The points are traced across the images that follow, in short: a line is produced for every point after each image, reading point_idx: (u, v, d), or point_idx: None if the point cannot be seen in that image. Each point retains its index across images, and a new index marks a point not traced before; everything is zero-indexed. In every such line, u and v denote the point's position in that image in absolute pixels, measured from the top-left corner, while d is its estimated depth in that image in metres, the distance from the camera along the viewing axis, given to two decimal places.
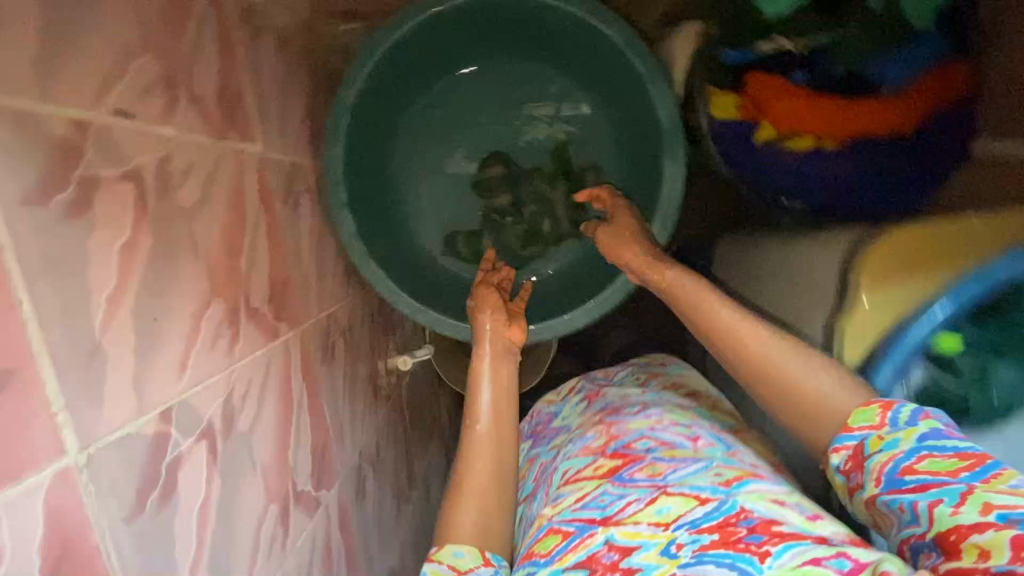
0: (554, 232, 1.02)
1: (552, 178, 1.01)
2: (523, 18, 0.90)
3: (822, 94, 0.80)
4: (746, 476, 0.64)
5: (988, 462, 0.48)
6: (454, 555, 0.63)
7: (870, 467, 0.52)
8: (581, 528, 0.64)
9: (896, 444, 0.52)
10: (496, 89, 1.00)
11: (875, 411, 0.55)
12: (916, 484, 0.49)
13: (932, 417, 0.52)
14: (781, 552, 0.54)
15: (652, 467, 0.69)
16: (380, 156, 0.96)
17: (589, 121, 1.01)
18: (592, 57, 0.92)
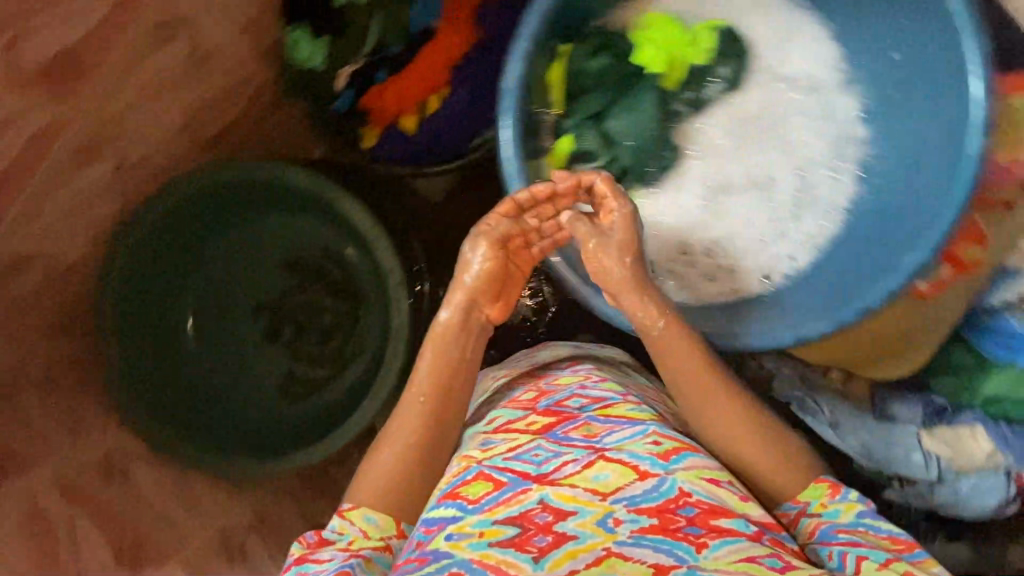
0: (339, 318, 1.10)
1: (306, 283, 1.11)
2: (185, 210, 1.03)
3: (407, 68, 1.06)
4: (683, 449, 0.65)
5: (914, 549, 0.59)
6: (364, 519, 0.67)
7: (806, 526, 0.64)
8: (514, 483, 0.62)
9: (835, 515, 0.63)
10: (219, 264, 1.10)
11: (823, 488, 0.65)
12: (846, 540, 0.60)
13: (853, 494, 0.64)
14: (717, 545, 0.57)
15: (586, 427, 0.68)
16: (178, 387, 1.06)
17: (296, 224, 1.11)
18: (251, 189, 1.05)
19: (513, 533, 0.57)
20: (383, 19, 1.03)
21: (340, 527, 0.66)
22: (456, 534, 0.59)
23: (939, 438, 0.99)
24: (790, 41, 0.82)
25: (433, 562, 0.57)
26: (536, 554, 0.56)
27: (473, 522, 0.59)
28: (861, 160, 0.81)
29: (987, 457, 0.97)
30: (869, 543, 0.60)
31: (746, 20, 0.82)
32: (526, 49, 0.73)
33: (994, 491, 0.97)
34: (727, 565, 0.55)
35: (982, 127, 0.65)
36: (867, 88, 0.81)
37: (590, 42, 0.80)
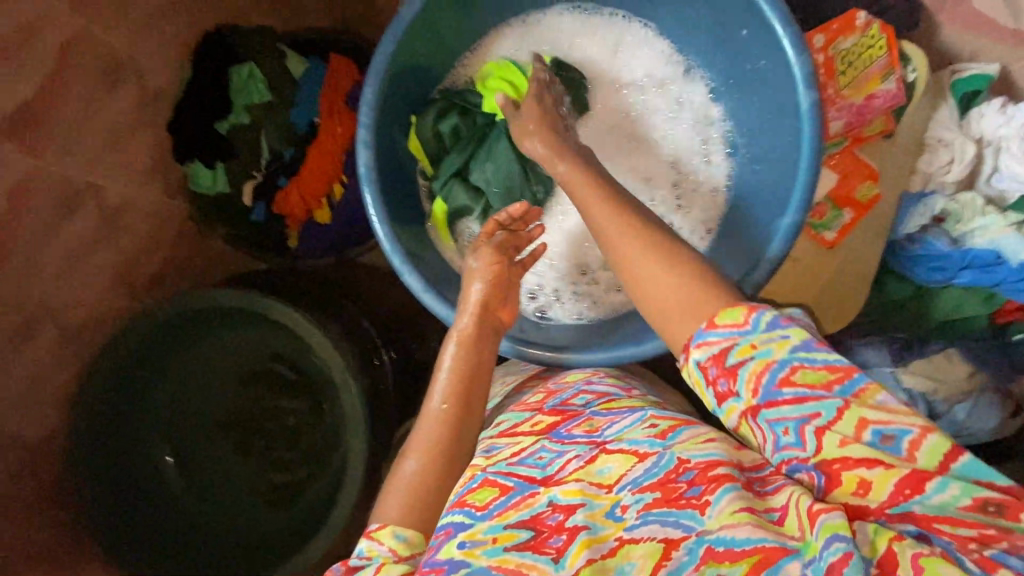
0: (301, 418, 1.14)
1: (264, 391, 1.14)
2: (136, 357, 1.06)
3: (304, 164, 1.11)
4: (679, 425, 0.63)
5: (854, 375, 0.51)
6: (395, 536, 0.60)
7: (747, 381, 0.54)
8: (521, 487, 0.61)
9: (769, 354, 0.53)
10: (178, 399, 1.13)
11: (740, 310, 0.54)
12: (795, 400, 0.52)
13: (795, 327, 0.54)
14: (720, 497, 0.53)
15: (589, 422, 0.68)
16: (169, 518, 1.12)
17: (242, 340, 1.14)
18: (192, 320, 1.07)
19: (527, 536, 0.56)
20: (271, 126, 1.09)
21: (369, 550, 0.60)
22: (468, 542, 0.56)
23: (918, 371, 0.92)
24: (624, 55, 0.89)
25: (449, 573, 0.54)
26: (555, 555, 0.54)
27: (483, 530, 0.57)
28: (723, 137, 0.86)
29: (968, 379, 0.92)
30: (818, 393, 0.52)
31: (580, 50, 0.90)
32: (367, 140, 0.76)
33: (989, 411, 0.93)
34: (730, 517, 0.51)
35: (806, 82, 0.69)
36: (706, 72, 0.87)
37: (437, 105, 0.88)
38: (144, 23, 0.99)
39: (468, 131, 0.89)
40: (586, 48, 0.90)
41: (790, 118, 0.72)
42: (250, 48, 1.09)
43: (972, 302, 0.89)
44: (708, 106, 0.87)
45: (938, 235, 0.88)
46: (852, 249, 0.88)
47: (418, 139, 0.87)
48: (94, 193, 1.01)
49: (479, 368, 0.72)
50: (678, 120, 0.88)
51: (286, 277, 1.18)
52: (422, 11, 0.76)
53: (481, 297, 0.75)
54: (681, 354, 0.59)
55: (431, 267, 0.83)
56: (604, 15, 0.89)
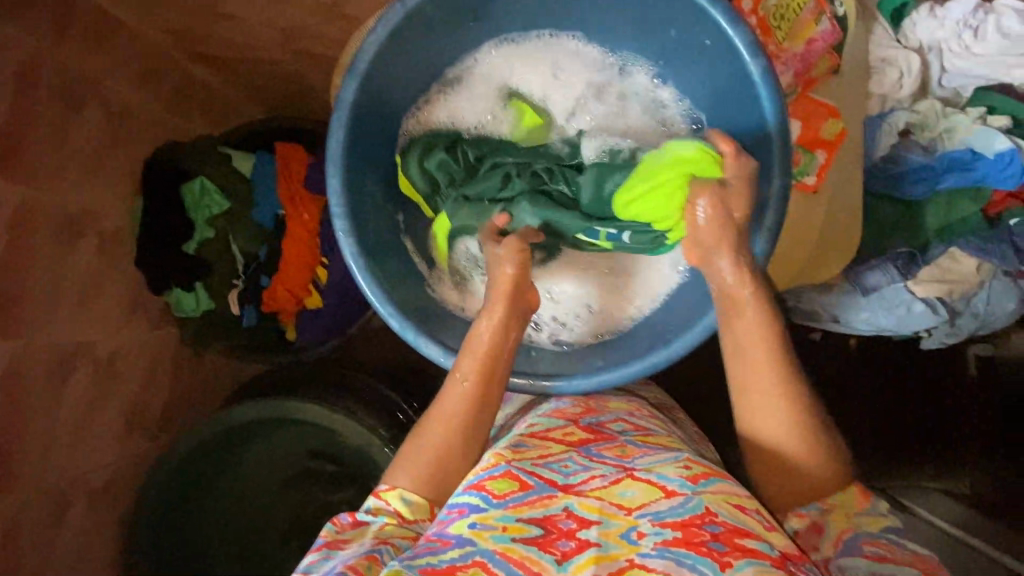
0: (352, 508, 1.12)
1: (313, 485, 1.13)
2: (177, 486, 1.03)
3: (281, 258, 1.10)
4: (713, 474, 0.63)
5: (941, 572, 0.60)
6: (401, 499, 0.67)
7: (830, 536, 0.64)
8: (541, 487, 0.62)
9: (860, 525, 0.64)
10: (228, 513, 1.11)
11: (849, 490, 0.67)
12: (875, 558, 0.61)
13: (887, 512, 0.65)
14: (743, 564, 0.53)
15: (622, 448, 0.70)
16: None
17: (275, 447, 1.10)
18: (225, 441, 1.04)
19: (536, 533, 0.58)
20: (238, 231, 1.08)
21: (376, 508, 0.67)
22: (478, 522, 0.58)
23: (926, 279, 0.93)
24: (567, 66, 0.89)
25: (455, 545, 0.57)
26: (560, 557, 0.56)
27: (496, 516, 0.59)
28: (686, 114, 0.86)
29: (978, 271, 0.93)
30: (897, 561, 0.60)
31: (524, 71, 0.89)
32: (344, 228, 0.75)
33: (1006, 293, 0.95)
34: None
35: (752, 50, 0.70)
36: (645, 61, 0.87)
37: (421, 144, 0.87)
38: (86, 170, 0.97)
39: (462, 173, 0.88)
40: (528, 68, 0.89)
41: (745, 88, 0.73)
42: (196, 162, 1.08)
43: (962, 203, 0.92)
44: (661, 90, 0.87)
45: (910, 148, 0.90)
46: (835, 186, 0.89)
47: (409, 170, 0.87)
48: (85, 352, 0.98)
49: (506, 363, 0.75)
50: (639, 110, 0.88)
51: (284, 370, 1.17)
52: (362, 89, 0.76)
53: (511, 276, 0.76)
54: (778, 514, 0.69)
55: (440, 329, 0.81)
56: (534, 34, 0.88)
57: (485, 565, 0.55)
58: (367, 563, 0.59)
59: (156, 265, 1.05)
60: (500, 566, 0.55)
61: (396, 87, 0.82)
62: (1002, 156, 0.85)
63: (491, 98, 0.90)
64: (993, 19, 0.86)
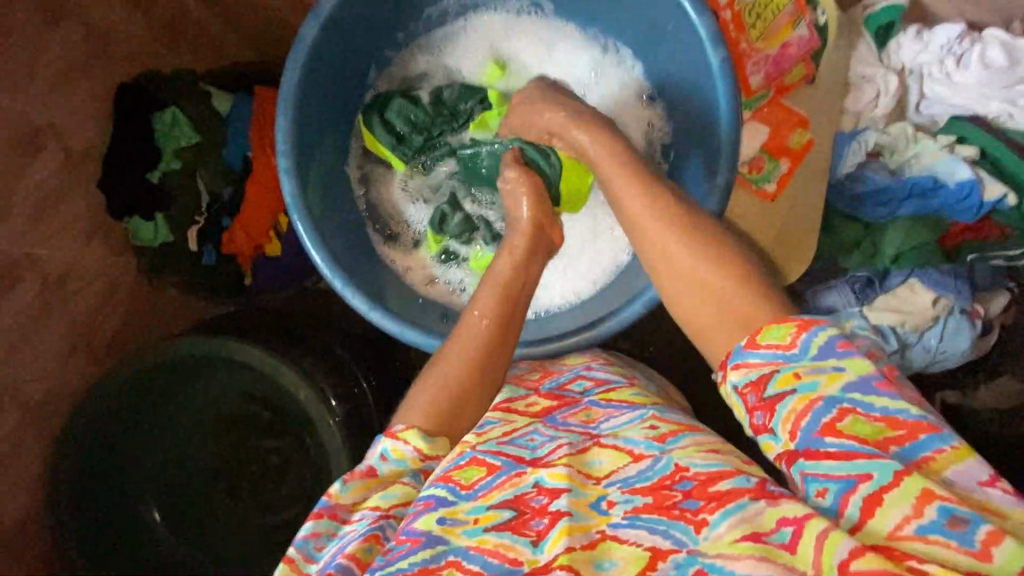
0: (286, 459, 1.12)
1: (247, 436, 1.13)
2: (115, 412, 1.04)
3: (244, 201, 1.10)
4: (680, 431, 0.63)
5: (920, 438, 0.46)
6: (416, 439, 0.62)
7: (784, 420, 0.51)
8: (509, 467, 0.61)
9: (815, 389, 0.50)
10: (163, 451, 1.11)
11: (788, 328, 0.52)
12: (840, 454, 0.47)
13: (852, 361, 0.49)
14: (718, 520, 0.50)
15: (587, 412, 0.71)
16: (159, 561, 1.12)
17: (216, 389, 1.10)
18: (170, 376, 1.05)
19: (508, 517, 0.56)
20: (205, 167, 1.08)
21: (394, 451, 0.62)
22: (448, 519, 0.55)
23: (881, 307, 0.93)
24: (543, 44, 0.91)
25: (425, 545, 0.53)
26: (535, 538, 0.54)
27: (466, 509, 0.57)
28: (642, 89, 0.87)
29: (933, 305, 0.92)
30: (865, 448, 0.47)
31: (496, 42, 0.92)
32: (288, 168, 0.76)
33: (961, 333, 0.94)
34: (730, 547, 0.48)
35: (712, 42, 0.70)
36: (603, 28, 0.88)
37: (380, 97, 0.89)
38: (58, 85, 0.98)
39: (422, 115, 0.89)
40: (501, 41, 0.91)
41: (706, 79, 0.73)
42: (172, 93, 1.07)
43: (921, 232, 0.88)
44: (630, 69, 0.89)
45: (876, 169, 0.89)
46: (795, 198, 0.88)
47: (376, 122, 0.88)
48: (33, 262, 0.98)
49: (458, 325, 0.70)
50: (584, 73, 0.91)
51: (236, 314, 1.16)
52: (323, 31, 0.75)
53: (475, 263, 0.76)
54: (720, 371, 0.57)
55: (371, 286, 0.82)
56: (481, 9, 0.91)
57: (461, 563, 0.52)
58: (366, 548, 0.54)
59: (117, 190, 1.05)
60: (476, 561, 0.52)
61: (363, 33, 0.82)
62: (963, 186, 0.85)
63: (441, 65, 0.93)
64: (979, 48, 0.84)
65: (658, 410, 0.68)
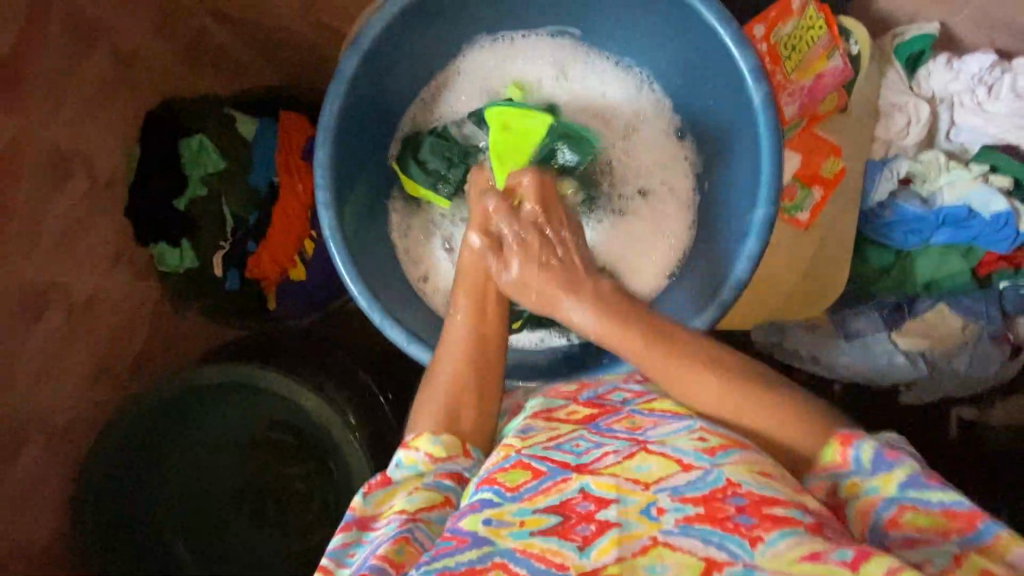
0: (310, 483, 1.11)
1: (271, 460, 1.12)
2: (140, 440, 1.03)
3: (271, 225, 1.10)
4: (731, 446, 0.55)
5: (977, 526, 0.49)
6: (432, 442, 0.62)
7: (851, 521, 0.54)
8: (555, 472, 0.56)
9: (875, 491, 0.53)
10: (190, 474, 1.10)
11: (836, 445, 0.57)
12: (906, 545, 0.50)
13: (901, 463, 0.54)
14: (776, 538, 0.48)
15: (631, 419, 0.62)
16: None
17: (240, 412, 1.09)
18: (193, 401, 1.04)
19: (555, 521, 0.52)
20: (231, 191, 1.08)
21: (408, 459, 0.62)
22: (494, 520, 0.53)
23: (909, 332, 0.94)
24: (572, 75, 0.88)
25: (472, 544, 0.51)
26: (581, 544, 0.50)
27: (512, 511, 0.53)
28: (674, 125, 0.87)
29: (962, 331, 0.92)
30: (928, 537, 0.50)
31: (523, 73, 0.88)
32: (326, 199, 0.76)
33: (991, 361, 0.93)
34: (789, 564, 0.46)
35: (754, 76, 0.71)
36: (633, 60, 0.87)
37: (411, 142, 0.87)
38: (87, 112, 0.97)
39: (457, 148, 0.87)
40: (528, 71, 0.88)
41: (746, 113, 0.74)
42: (199, 118, 1.08)
43: (952, 259, 0.91)
44: (661, 102, 0.88)
45: (909, 198, 0.89)
46: (828, 226, 0.88)
47: (410, 164, 0.86)
48: (61, 290, 0.97)
49: (495, 364, 0.70)
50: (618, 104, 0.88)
51: (259, 337, 1.16)
52: (363, 63, 0.76)
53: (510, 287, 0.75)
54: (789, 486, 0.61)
55: (408, 316, 0.81)
56: (506, 39, 0.87)
57: (507, 566, 0.50)
58: (397, 548, 0.53)
59: (144, 215, 1.05)
60: (523, 565, 0.50)
61: (405, 67, 0.82)
62: (997, 218, 0.85)
63: (465, 98, 0.89)
64: (1010, 78, 0.86)
65: (706, 422, 0.59)
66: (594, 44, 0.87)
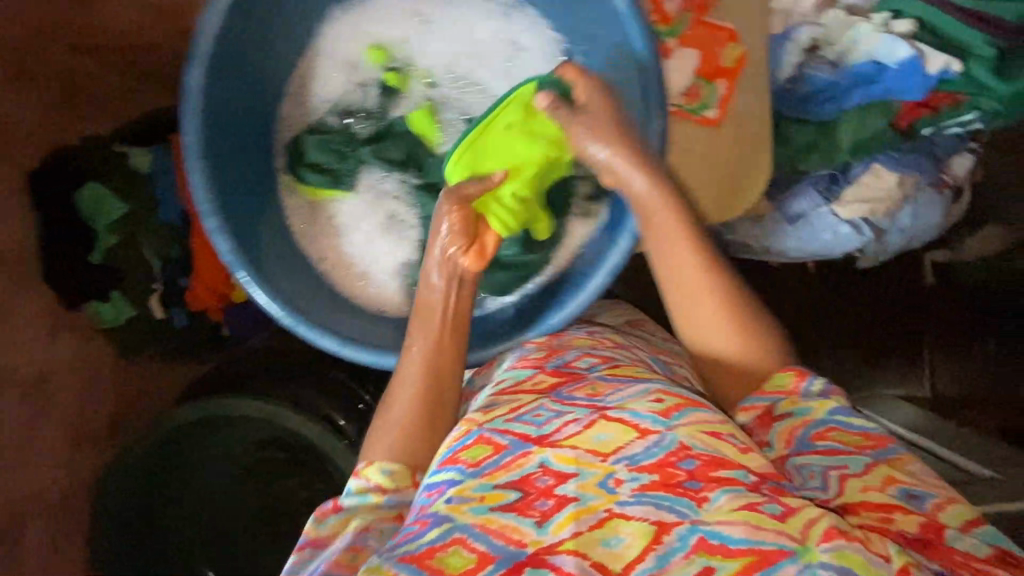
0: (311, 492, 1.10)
1: (267, 481, 1.11)
2: (135, 489, 1.05)
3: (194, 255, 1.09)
4: (686, 406, 0.59)
5: (888, 444, 0.59)
6: (380, 472, 0.64)
7: (779, 431, 0.62)
8: (515, 445, 0.58)
9: (808, 412, 0.62)
10: (192, 512, 1.11)
11: (790, 376, 0.65)
12: (825, 451, 0.59)
13: (835, 396, 0.63)
14: (718, 495, 0.50)
15: (593, 387, 0.66)
16: None
17: (222, 446, 1.08)
18: (174, 445, 1.05)
19: (514, 497, 0.54)
20: (143, 232, 1.05)
21: (357, 488, 0.63)
22: (455, 497, 0.54)
23: (849, 200, 0.93)
24: (436, 23, 0.83)
25: (433, 525, 0.53)
26: (539, 519, 0.52)
27: (473, 486, 0.55)
28: (557, 47, 0.83)
29: (900, 186, 0.92)
30: (847, 449, 0.59)
31: (382, 34, 0.83)
32: (219, 230, 0.70)
33: (931, 206, 0.97)
34: (727, 514, 0.49)
35: None
36: None
37: (294, 144, 0.83)
38: None
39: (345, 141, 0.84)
40: (389, 30, 0.83)
41: (615, 24, 0.72)
42: (88, 169, 1.03)
43: (871, 120, 0.87)
44: (536, 26, 0.82)
45: (818, 65, 0.86)
46: (740, 115, 0.84)
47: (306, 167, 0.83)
48: (10, 376, 0.96)
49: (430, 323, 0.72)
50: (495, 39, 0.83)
51: (221, 367, 1.12)
52: (210, 76, 0.69)
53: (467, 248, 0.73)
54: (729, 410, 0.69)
55: (325, 317, 0.77)
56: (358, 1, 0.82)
57: (465, 540, 0.51)
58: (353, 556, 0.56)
59: (64, 282, 1.02)
60: (481, 540, 0.51)
61: (262, 59, 0.77)
62: (904, 66, 0.83)
63: (335, 78, 0.84)
64: None
65: (662, 384, 0.63)
66: None
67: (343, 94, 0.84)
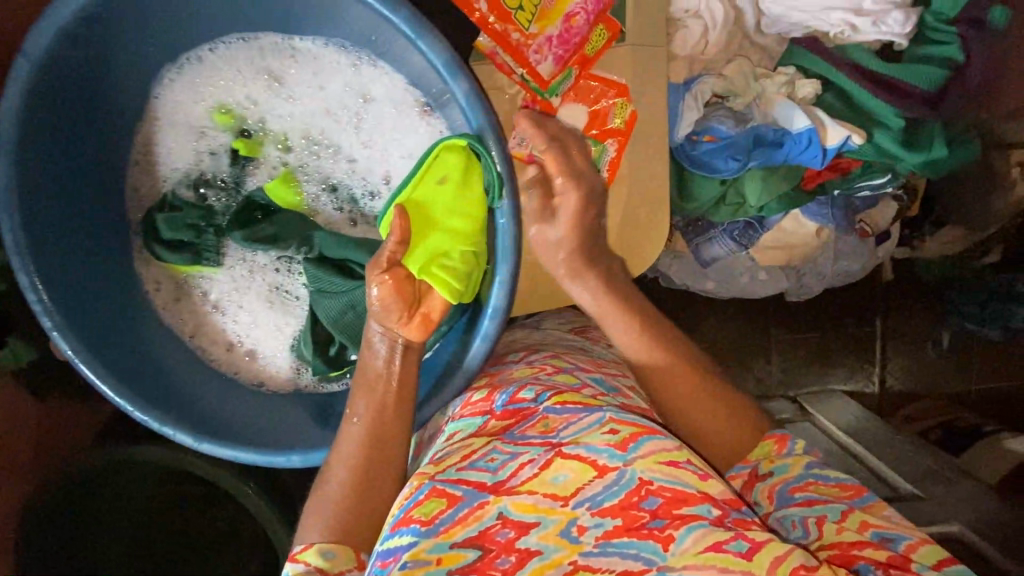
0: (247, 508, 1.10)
1: (201, 500, 1.11)
2: (52, 553, 0.98)
3: None
4: (642, 433, 0.57)
5: (864, 494, 0.60)
6: (320, 554, 0.59)
7: (761, 489, 0.62)
8: (470, 497, 0.54)
9: (786, 469, 0.62)
10: (125, 551, 1.07)
11: (770, 443, 0.65)
12: (806, 504, 0.59)
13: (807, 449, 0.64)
14: (682, 534, 0.51)
15: (544, 421, 0.60)
16: None
17: (136, 488, 1.02)
18: (83, 499, 0.97)
19: (474, 557, 0.51)
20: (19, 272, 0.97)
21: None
22: (411, 563, 0.51)
23: (766, 247, 0.90)
24: (282, 79, 0.79)
25: None
26: None
27: (428, 548, 0.52)
28: (415, 98, 0.75)
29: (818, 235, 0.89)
30: (824, 498, 0.59)
31: (224, 95, 0.79)
32: (58, 326, 0.68)
33: (852, 255, 0.94)
34: (694, 557, 0.50)
35: (450, 73, 0.63)
36: (340, 40, 0.75)
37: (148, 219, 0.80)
38: None
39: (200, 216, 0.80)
40: (233, 90, 0.79)
41: (455, 107, 0.68)
42: None
43: (775, 183, 0.82)
44: (387, 79, 0.76)
45: (721, 121, 0.80)
46: (633, 176, 0.77)
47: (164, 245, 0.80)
48: None
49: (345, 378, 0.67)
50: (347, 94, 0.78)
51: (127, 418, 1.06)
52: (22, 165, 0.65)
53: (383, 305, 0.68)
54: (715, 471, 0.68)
55: (185, 400, 0.75)
56: (192, 60, 0.77)
57: None
58: None
59: None
60: None
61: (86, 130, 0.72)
62: (802, 137, 0.78)
63: (183, 142, 0.81)
64: None
65: (616, 410, 0.60)
66: (296, 33, 0.76)
67: (194, 159, 0.82)
